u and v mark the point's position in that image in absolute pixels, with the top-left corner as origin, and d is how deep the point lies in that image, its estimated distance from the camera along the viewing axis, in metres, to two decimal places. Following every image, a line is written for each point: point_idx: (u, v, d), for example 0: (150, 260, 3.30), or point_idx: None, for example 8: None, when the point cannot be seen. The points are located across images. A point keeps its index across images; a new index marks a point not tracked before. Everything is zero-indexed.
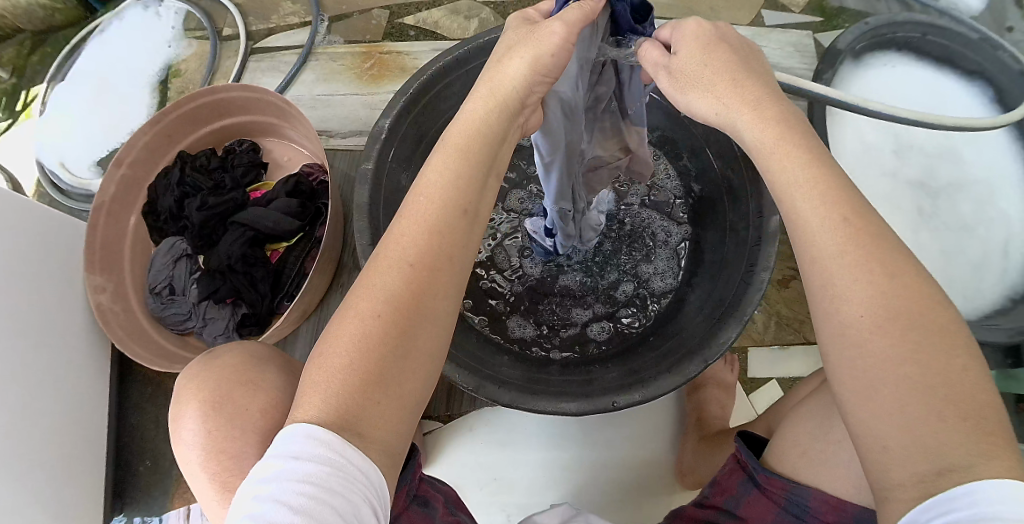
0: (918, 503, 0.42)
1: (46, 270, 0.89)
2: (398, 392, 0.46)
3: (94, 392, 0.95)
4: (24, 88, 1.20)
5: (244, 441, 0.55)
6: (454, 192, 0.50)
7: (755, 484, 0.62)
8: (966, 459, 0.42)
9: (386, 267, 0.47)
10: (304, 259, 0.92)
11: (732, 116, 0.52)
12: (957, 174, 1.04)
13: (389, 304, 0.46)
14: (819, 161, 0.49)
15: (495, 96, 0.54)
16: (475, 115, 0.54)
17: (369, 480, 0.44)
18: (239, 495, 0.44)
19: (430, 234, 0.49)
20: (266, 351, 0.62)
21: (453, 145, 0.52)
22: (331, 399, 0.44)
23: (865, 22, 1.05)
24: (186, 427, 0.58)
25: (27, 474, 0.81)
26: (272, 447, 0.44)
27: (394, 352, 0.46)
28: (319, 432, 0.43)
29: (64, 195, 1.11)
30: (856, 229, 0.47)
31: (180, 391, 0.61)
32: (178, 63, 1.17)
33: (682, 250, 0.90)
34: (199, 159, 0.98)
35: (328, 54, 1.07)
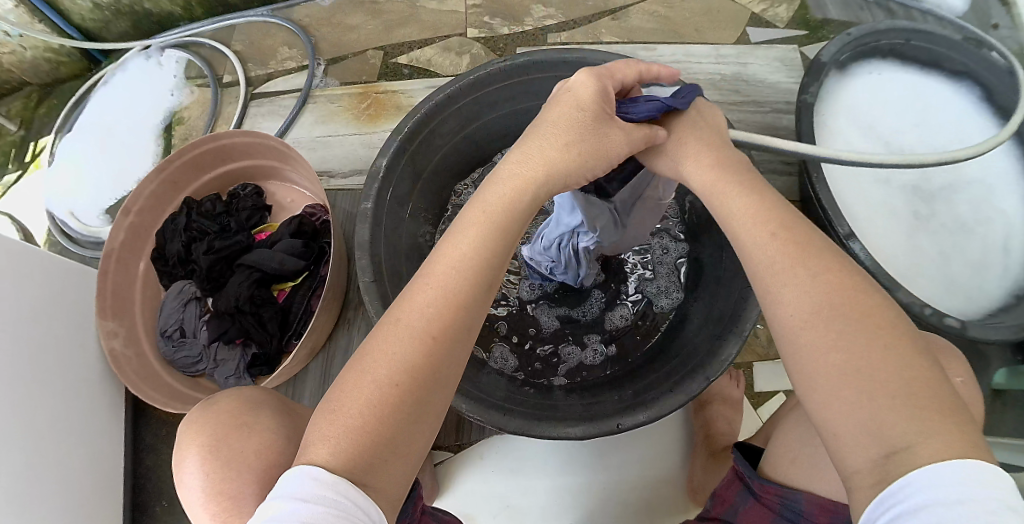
0: (875, 493, 0.43)
1: (60, 317, 0.91)
2: (407, 449, 0.49)
3: (109, 434, 0.97)
4: (32, 139, 1.24)
5: (237, 484, 0.57)
6: (482, 263, 0.54)
7: (751, 494, 0.63)
8: (909, 441, 0.43)
9: (405, 330, 0.50)
10: (309, 299, 0.93)
11: (686, 171, 0.61)
12: (950, 177, 1.06)
13: (405, 372, 0.49)
14: (756, 192, 0.55)
15: (544, 169, 0.59)
16: (510, 189, 0.58)
17: (369, 519, 0.45)
18: None
19: (452, 304, 0.52)
20: (259, 394, 0.64)
21: (485, 216, 0.56)
22: (342, 449, 0.46)
23: (848, 32, 1.05)
24: (186, 470, 0.59)
25: (46, 518, 0.82)
26: (275, 490, 0.46)
27: (406, 415, 0.48)
28: (325, 475, 0.45)
29: (74, 243, 1.14)
30: (793, 240, 0.51)
31: (182, 436, 0.62)
32: (181, 110, 1.21)
33: (681, 271, 0.91)
34: (204, 205, 1.01)
35: (325, 96, 1.10)
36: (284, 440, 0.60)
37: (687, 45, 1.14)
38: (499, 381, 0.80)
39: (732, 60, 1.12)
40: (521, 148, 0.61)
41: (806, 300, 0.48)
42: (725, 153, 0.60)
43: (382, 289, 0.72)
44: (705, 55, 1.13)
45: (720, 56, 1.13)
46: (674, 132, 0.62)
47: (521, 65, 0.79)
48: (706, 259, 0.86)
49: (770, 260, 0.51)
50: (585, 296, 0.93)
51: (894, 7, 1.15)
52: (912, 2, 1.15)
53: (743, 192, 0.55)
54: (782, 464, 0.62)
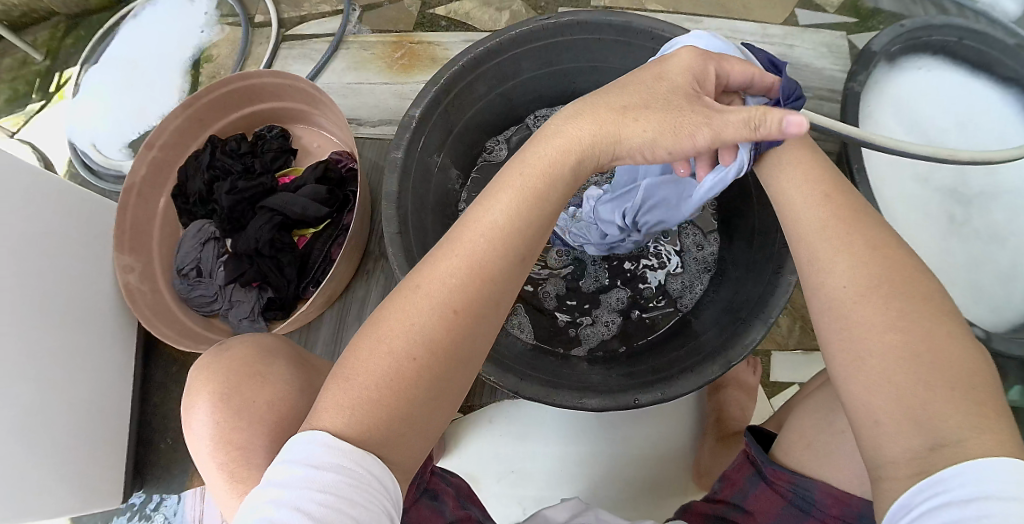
0: (911, 484, 0.44)
1: (79, 248, 0.91)
2: (422, 426, 0.48)
3: (120, 369, 0.97)
4: (58, 69, 1.22)
5: (252, 435, 0.56)
6: (511, 241, 0.51)
7: (762, 478, 0.62)
8: (958, 435, 0.43)
9: (427, 301, 0.48)
10: (330, 245, 0.92)
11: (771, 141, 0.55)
12: (991, 181, 1.01)
13: (425, 347, 0.47)
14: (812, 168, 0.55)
15: (604, 133, 0.53)
16: (550, 159, 0.53)
17: (383, 485, 0.45)
18: (251, 500, 0.44)
19: (477, 280, 0.49)
20: (278, 344, 0.63)
21: (526, 185, 0.52)
22: (355, 418, 0.46)
23: (901, 25, 1.03)
24: (196, 417, 0.58)
25: (54, 446, 0.83)
26: (285, 452, 0.45)
27: (425, 391, 0.48)
28: (332, 442, 0.44)
29: (94, 175, 1.13)
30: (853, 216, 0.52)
31: (191, 383, 0.61)
32: (209, 49, 1.18)
33: (710, 255, 0.88)
34: (229, 144, 0.99)
35: (359, 43, 1.08)
36: (298, 391, 0.59)
37: (733, 21, 1.09)
38: (514, 344, 0.79)
39: (779, 41, 1.08)
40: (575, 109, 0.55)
41: (858, 278, 0.49)
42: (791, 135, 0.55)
43: (406, 241, 0.70)
44: (751, 33, 1.09)
45: (767, 36, 1.09)
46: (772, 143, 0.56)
47: (563, 24, 0.76)
48: (736, 249, 0.84)
49: (823, 239, 0.51)
50: (611, 269, 0.91)
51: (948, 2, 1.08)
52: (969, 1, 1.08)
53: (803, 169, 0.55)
54: (804, 450, 0.61)
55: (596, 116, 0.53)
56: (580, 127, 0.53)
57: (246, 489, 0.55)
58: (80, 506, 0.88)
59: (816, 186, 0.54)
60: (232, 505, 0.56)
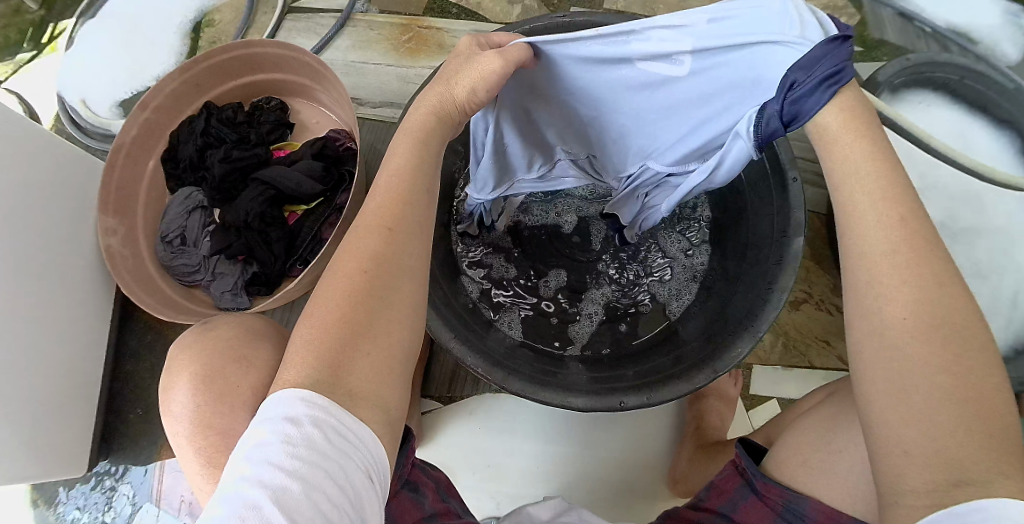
0: (930, 513, 0.42)
1: (61, 205, 0.88)
2: (385, 339, 0.47)
3: (93, 334, 0.94)
4: (52, 21, 1.16)
5: (234, 419, 0.54)
6: (415, 171, 0.53)
7: (752, 491, 0.62)
8: (986, 476, 0.41)
9: (366, 231, 0.49)
10: (320, 226, 0.91)
11: (819, 115, 0.49)
12: (978, 218, 1.03)
13: (374, 261, 0.48)
14: (882, 160, 0.47)
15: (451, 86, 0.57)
16: (434, 108, 0.57)
17: (361, 441, 0.44)
18: (229, 464, 0.42)
19: (398, 202, 0.51)
20: (262, 326, 0.61)
21: (416, 125, 0.56)
22: (319, 356, 0.45)
23: (906, 58, 1.08)
24: (175, 398, 0.56)
25: (17, 407, 0.80)
26: (261, 413, 0.44)
27: (376, 303, 0.47)
28: (306, 394, 0.43)
29: (83, 132, 1.10)
30: (923, 238, 0.45)
31: (171, 362, 0.59)
32: (212, 13, 1.15)
33: (699, 267, 0.89)
34: (225, 112, 0.97)
35: (366, 22, 1.06)
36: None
37: None
38: (501, 339, 0.79)
39: None
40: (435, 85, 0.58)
41: (879, 307, 0.45)
42: (847, 87, 0.49)
43: None
44: None
45: None
46: (839, 105, 0.48)
47: (580, 22, 0.76)
48: (728, 255, 0.84)
49: (881, 255, 0.45)
50: (599, 270, 0.91)
51: (951, 43, 1.09)
52: (969, 42, 1.09)
53: (860, 139, 0.47)
54: (785, 466, 0.61)
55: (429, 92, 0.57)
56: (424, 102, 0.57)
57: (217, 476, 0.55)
58: (41, 471, 0.85)
59: (871, 152, 0.47)
60: (209, 488, 0.55)
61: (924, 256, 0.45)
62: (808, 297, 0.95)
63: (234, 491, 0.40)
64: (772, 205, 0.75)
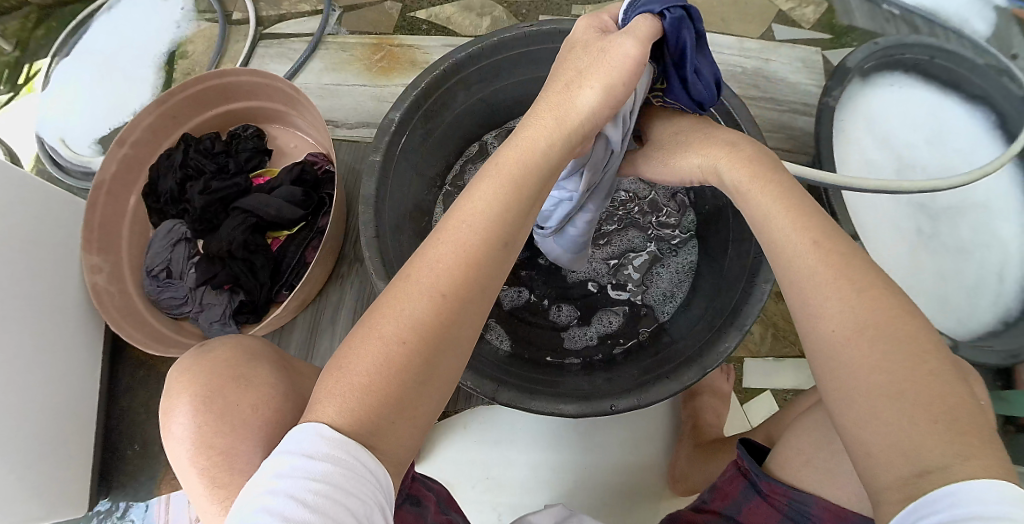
0: (904, 506, 0.43)
1: (47, 249, 0.88)
2: (412, 412, 0.46)
3: (86, 374, 0.94)
4: (27, 62, 1.17)
5: (236, 440, 0.54)
6: (497, 229, 0.50)
7: (756, 490, 0.62)
8: (943, 461, 0.42)
9: (412, 292, 0.47)
10: (303, 250, 0.91)
11: (713, 163, 0.63)
12: (957, 196, 1.04)
13: (419, 332, 0.46)
14: (789, 201, 0.55)
15: (558, 126, 0.55)
16: (533, 145, 0.55)
17: (378, 479, 0.44)
18: (246, 490, 0.42)
19: (465, 264, 0.49)
20: (265, 348, 0.61)
21: (506, 175, 0.52)
22: (345, 409, 0.44)
23: (875, 42, 1.04)
24: (175, 420, 0.56)
25: (19, 452, 0.81)
26: (282, 443, 0.44)
27: (416, 377, 0.46)
28: (330, 432, 0.43)
29: (63, 171, 1.10)
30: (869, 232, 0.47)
31: (171, 383, 0.58)
32: (185, 44, 1.16)
33: (688, 269, 0.88)
34: (202, 143, 0.98)
35: (337, 44, 1.07)
36: (281, 395, 0.57)
37: (711, 34, 1.10)
38: (493, 351, 0.79)
39: (756, 55, 1.09)
40: (534, 118, 0.56)
41: (847, 317, 0.48)
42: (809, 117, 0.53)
43: (383, 247, 0.69)
44: (728, 46, 1.10)
45: (744, 50, 1.09)
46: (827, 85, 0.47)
47: (543, 32, 0.76)
48: (713, 248, 0.84)
49: (809, 273, 0.51)
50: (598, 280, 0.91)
51: (918, 21, 1.11)
52: (936, 20, 1.11)
53: None
54: (787, 463, 0.61)
55: (543, 115, 0.56)
56: (539, 126, 0.55)
57: (229, 494, 0.53)
58: (42, 515, 0.85)
59: None
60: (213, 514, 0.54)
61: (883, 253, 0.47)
62: None
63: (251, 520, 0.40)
64: None
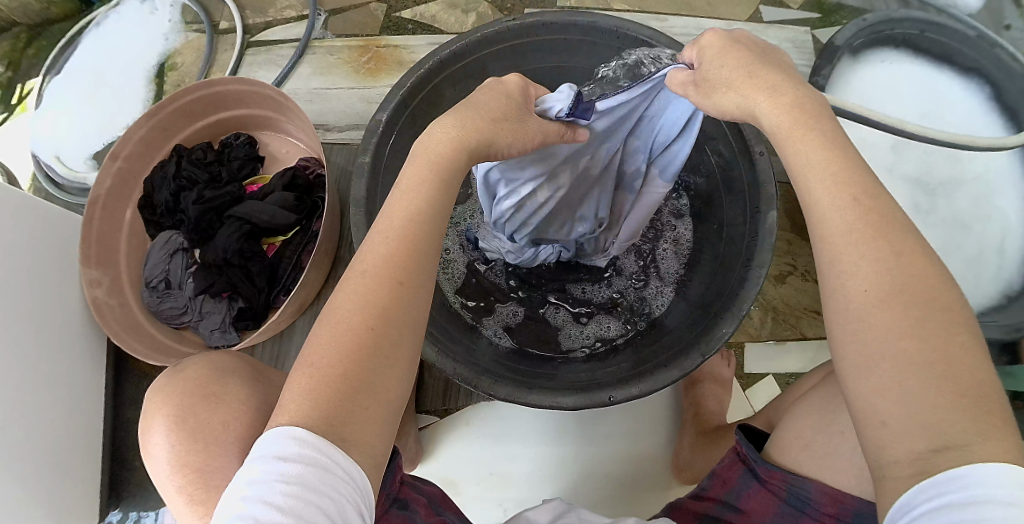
0: (915, 483, 0.41)
1: (45, 266, 0.89)
2: (381, 396, 0.46)
3: (90, 388, 0.95)
4: (19, 81, 1.18)
5: (210, 456, 0.55)
6: (429, 216, 0.53)
7: (755, 477, 0.62)
8: (965, 438, 0.40)
9: (359, 284, 0.49)
10: (301, 253, 0.92)
11: (750, 104, 0.54)
12: (954, 170, 1.03)
13: (373, 314, 0.47)
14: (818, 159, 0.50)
15: (471, 131, 0.58)
16: (447, 138, 0.57)
17: (352, 478, 0.43)
18: (222, 501, 0.43)
19: (406, 250, 0.51)
20: (233, 362, 0.61)
21: (428, 170, 0.55)
22: (312, 405, 0.44)
23: (863, 17, 1.03)
24: (153, 441, 0.57)
25: (27, 468, 0.81)
26: (253, 452, 0.44)
27: (376, 359, 0.46)
28: (297, 434, 0.43)
29: (59, 189, 1.10)
30: (862, 209, 0.47)
31: (147, 407, 0.59)
32: (174, 56, 1.16)
33: (685, 253, 0.88)
34: (195, 153, 0.98)
35: (324, 47, 1.07)
36: (255, 409, 0.58)
37: (699, 19, 1.10)
38: (490, 348, 0.79)
39: None
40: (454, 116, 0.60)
41: (859, 288, 0.45)
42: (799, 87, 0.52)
43: None
44: None
45: None
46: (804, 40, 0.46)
47: (529, 24, 0.76)
48: (707, 234, 0.84)
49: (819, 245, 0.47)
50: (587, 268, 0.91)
51: None
52: None
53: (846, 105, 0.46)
54: (787, 448, 0.61)
55: (464, 117, 0.59)
56: (457, 126, 0.58)
57: (207, 510, 0.54)
58: None
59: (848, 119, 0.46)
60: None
61: (876, 227, 0.46)
62: (793, 269, 0.96)
63: None
64: (743, 184, 0.75)
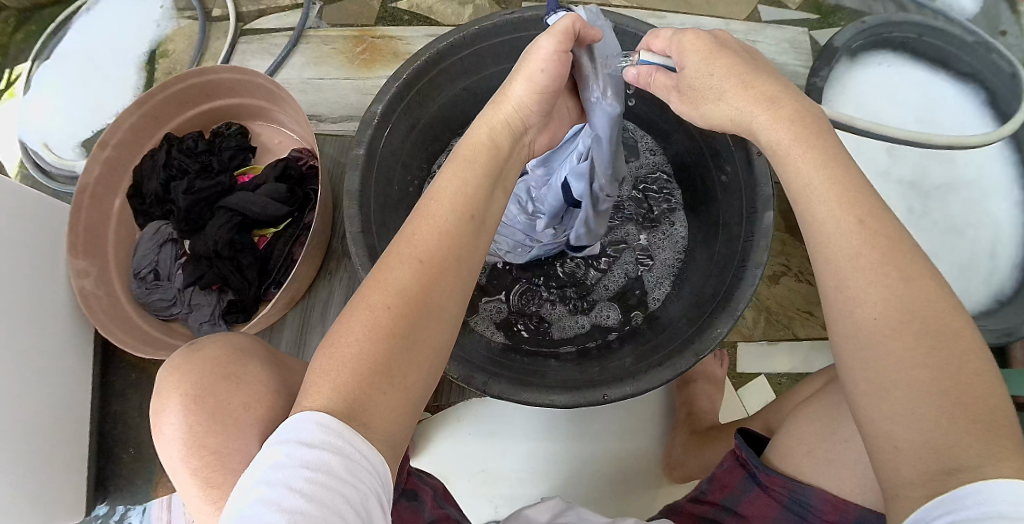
0: (926, 502, 0.42)
1: (33, 255, 0.87)
2: (403, 382, 0.45)
3: (78, 380, 0.93)
4: (7, 66, 1.15)
5: (229, 439, 0.54)
6: (466, 205, 0.52)
7: (755, 482, 0.62)
8: (976, 460, 0.41)
9: (397, 263, 0.48)
10: (291, 246, 0.90)
11: (748, 118, 0.53)
12: (947, 174, 1.04)
13: (400, 298, 0.46)
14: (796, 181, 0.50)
15: (501, 126, 0.58)
16: (480, 137, 0.57)
17: (374, 466, 0.43)
18: (243, 484, 0.42)
19: (440, 236, 0.50)
20: (253, 344, 0.60)
21: (466, 157, 0.55)
22: (339, 387, 0.43)
23: (863, 21, 1.03)
24: (168, 420, 0.55)
25: (15, 461, 0.80)
26: (275, 435, 0.43)
27: (402, 342, 0.45)
28: (324, 418, 0.42)
29: (47, 177, 1.08)
30: (860, 222, 0.47)
31: (161, 383, 0.58)
32: (166, 43, 1.14)
33: (681, 252, 0.88)
34: (186, 142, 0.97)
35: (319, 37, 1.05)
36: (277, 392, 0.57)
37: (697, 16, 1.09)
38: (484, 343, 0.78)
39: (742, 36, 1.08)
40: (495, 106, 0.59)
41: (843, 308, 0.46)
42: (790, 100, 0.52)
43: (369, 241, 0.69)
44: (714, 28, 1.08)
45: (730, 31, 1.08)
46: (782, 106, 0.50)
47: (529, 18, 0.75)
48: (703, 231, 0.84)
49: None
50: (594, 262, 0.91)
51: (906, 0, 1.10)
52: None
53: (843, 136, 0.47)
54: (790, 453, 0.60)
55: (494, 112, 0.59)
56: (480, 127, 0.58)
57: (223, 494, 0.53)
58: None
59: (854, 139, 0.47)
60: (208, 513, 0.54)
61: (862, 236, 0.47)
62: (786, 269, 0.95)
63: (249, 512, 0.40)
64: (740, 181, 0.74)
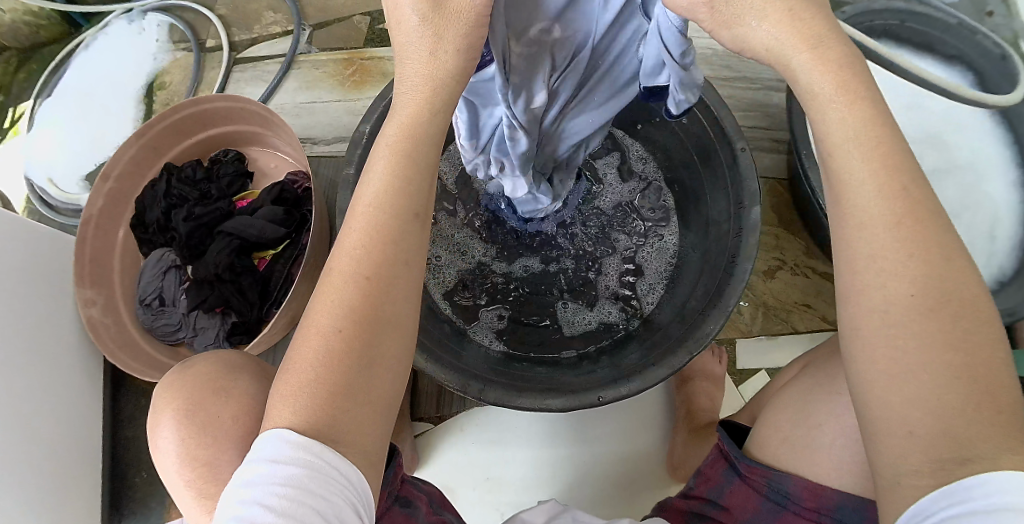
0: (931, 491, 0.43)
1: (42, 287, 0.90)
2: (367, 397, 0.46)
3: (89, 407, 0.95)
4: (12, 106, 1.19)
5: (218, 450, 0.56)
6: (401, 197, 0.48)
7: (737, 473, 0.62)
8: (992, 453, 0.42)
9: (337, 281, 0.47)
10: (290, 266, 0.92)
11: (785, 51, 0.46)
12: (939, 160, 1.04)
13: (347, 318, 0.46)
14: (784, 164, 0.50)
15: (439, 84, 0.49)
16: (419, 97, 0.49)
17: (347, 478, 0.44)
18: (223, 501, 0.45)
19: (380, 240, 0.47)
20: (238, 357, 0.61)
21: (396, 143, 0.49)
22: (297, 411, 0.45)
23: (843, 10, 1.01)
24: (161, 435, 0.58)
25: (30, 489, 0.82)
26: (252, 451, 0.46)
27: (357, 361, 0.45)
28: (290, 435, 0.44)
29: (53, 211, 1.11)
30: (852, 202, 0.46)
31: (155, 402, 0.60)
32: (163, 75, 1.17)
33: (675, 252, 0.89)
34: (185, 170, 0.99)
35: (310, 62, 1.08)
36: (259, 401, 0.58)
37: None
38: (481, 353, 0.80)
39: None
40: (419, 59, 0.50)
41: None
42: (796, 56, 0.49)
43: None
44: None
45: None
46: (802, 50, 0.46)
47: None
48: (693, 232, 0.85)
49: None
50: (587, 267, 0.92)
51: None
52: None
53: (848, 102, 0.46)
54: (766, 443, 0.62)
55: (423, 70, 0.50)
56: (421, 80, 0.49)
57: (214, 505, 0.55)
58: None
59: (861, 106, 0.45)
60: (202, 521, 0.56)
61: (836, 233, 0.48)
62: (782, 263, 0.97)
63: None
64: (726, 180, 0.76)
